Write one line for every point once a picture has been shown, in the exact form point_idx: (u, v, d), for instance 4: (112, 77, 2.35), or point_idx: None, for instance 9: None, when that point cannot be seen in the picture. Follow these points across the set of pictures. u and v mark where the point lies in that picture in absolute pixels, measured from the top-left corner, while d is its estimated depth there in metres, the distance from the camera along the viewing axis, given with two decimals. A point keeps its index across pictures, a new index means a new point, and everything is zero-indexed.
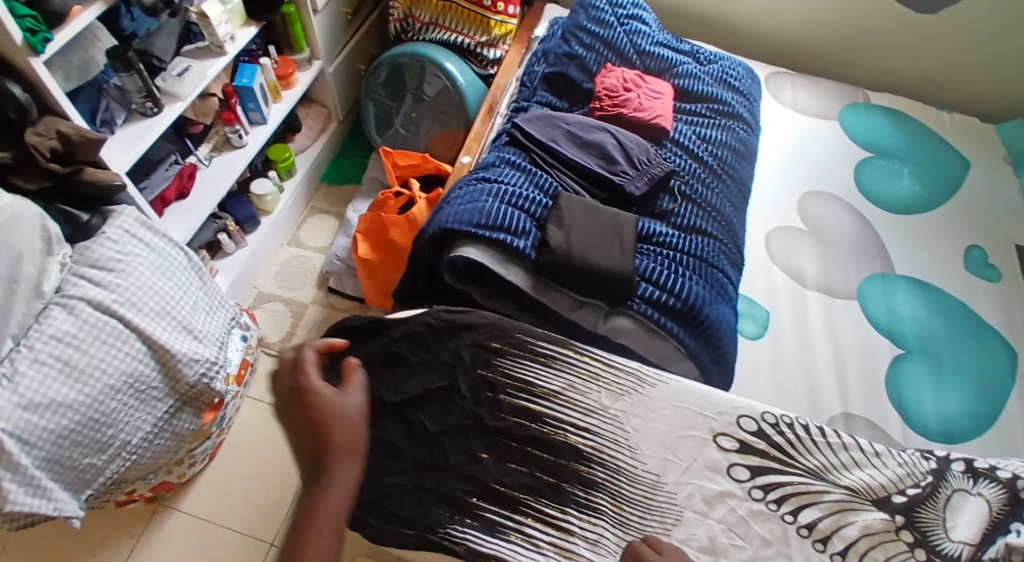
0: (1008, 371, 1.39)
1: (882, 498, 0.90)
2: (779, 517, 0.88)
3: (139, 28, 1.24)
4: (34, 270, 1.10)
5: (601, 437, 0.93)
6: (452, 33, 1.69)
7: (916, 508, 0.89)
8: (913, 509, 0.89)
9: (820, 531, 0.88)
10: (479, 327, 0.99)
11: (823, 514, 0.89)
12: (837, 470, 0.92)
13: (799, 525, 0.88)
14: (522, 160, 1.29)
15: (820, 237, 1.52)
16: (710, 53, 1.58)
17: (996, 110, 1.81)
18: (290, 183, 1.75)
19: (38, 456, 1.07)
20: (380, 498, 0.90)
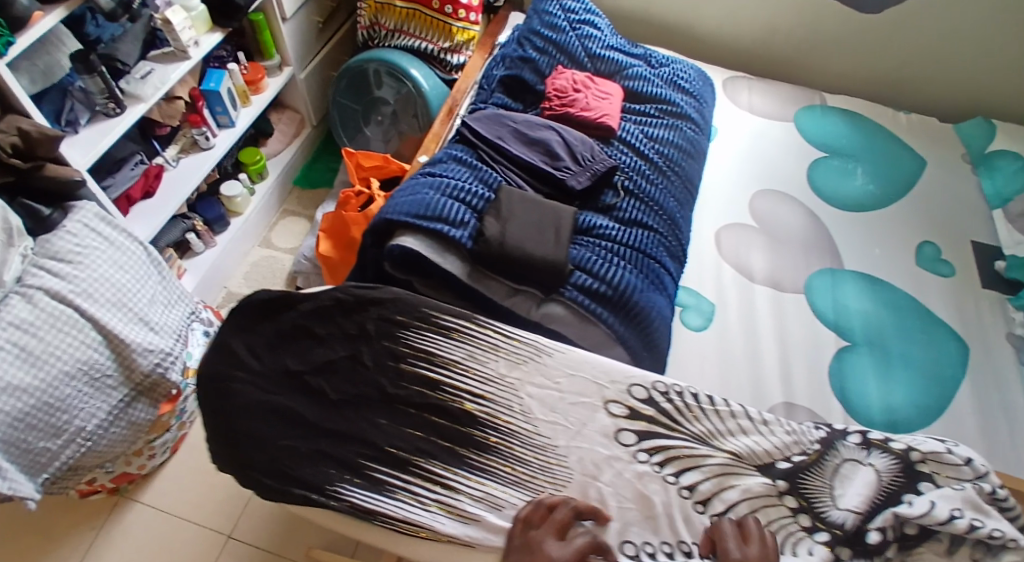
0: (956, 363, 1.40)
1: (766, 464, 0.90)
2: (662, 478, 0.89)
3: (103, 34, 1.32)
4: None
5: (497, 404, 0.93)
6: (415, 39, 1.72)
7: (800, 475, 0.90)
8: (798, 476, 0.90)
9: (702, 493, 0.88)
10: (388, 303, 0.99)
11: (704, 477, 0.89)
12: (721, 436, 0.92)
13: (680, 487, 0.88)
14: (469, 156, 1.33)
15: (769, 233, 1.54)
16: (663, 57, 1.63)
17: (952, 109, 1.84)
18: (261, 186, 1.81)
19: None
20: (277, 461, 0.90)
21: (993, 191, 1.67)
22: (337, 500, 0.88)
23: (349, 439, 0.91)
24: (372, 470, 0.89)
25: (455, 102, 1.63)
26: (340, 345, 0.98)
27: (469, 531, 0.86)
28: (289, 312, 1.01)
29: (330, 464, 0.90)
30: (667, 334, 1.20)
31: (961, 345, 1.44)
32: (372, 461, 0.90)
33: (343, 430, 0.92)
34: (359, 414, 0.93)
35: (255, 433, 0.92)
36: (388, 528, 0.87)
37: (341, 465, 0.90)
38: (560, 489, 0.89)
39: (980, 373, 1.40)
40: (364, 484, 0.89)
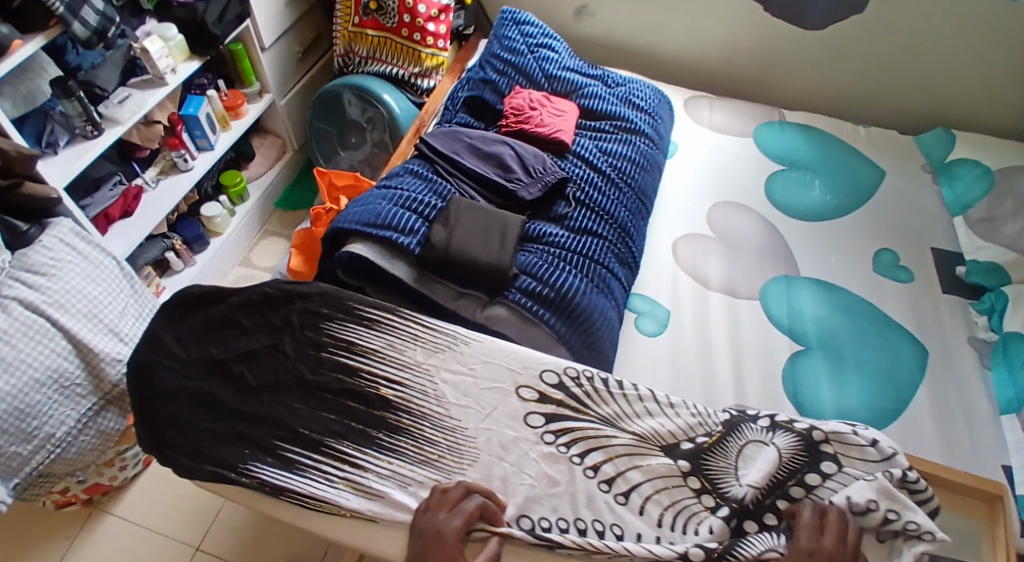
0: (912, 367, 1.40)
1: (669, 445, 0.96)
2: (568, 459, 0.95)
3: (83, 62, 1.38)
4: None
5: (411, 389, 1.00)
6: (388, 66, 1.75)
7: (703, 456, 0.95)
8: (700, 456, 0.96)
9: (605, 473, 0.94)
10: (314, 296, 1.06)
11: (606, 458, 0.95)
12: (628, 418, 0.99)
13: (585, 467, 0.95)
14: (425, 170, 1.38)
15: (726, 242, 1.57)
16: (619, 77, 1.70)
17: (910, 122, 1.88)
18: (241, 208, 1.87)
19: None
20: (194, 442, 0.96)
21: (953, 198, 1.67)
22: (247, 477, 0.93)
23: (264, 422, 0.97)
24: (285, 451, 0.95)
25: (422, 122, 1.67)
26: (264, 336, 1.04)
27: (373, 506, 0.92)
28: (216, 306, 1.07)
29: (244, 446, 0.96)
30: (611, 336, 1.24)
31: (919, 350, 1.43)
32: (286, 442, 0.96)
33: (259, 413, 0.98)
34: (278, 399, 0.99)
35: (175, 415, 0.98)
36: (295, 504, 0.93)
37: (255, 447, 0.96)
38: (464, 469, 0.95)
39: (936, 380, 1.39)
40: (276, 463, 0.95)
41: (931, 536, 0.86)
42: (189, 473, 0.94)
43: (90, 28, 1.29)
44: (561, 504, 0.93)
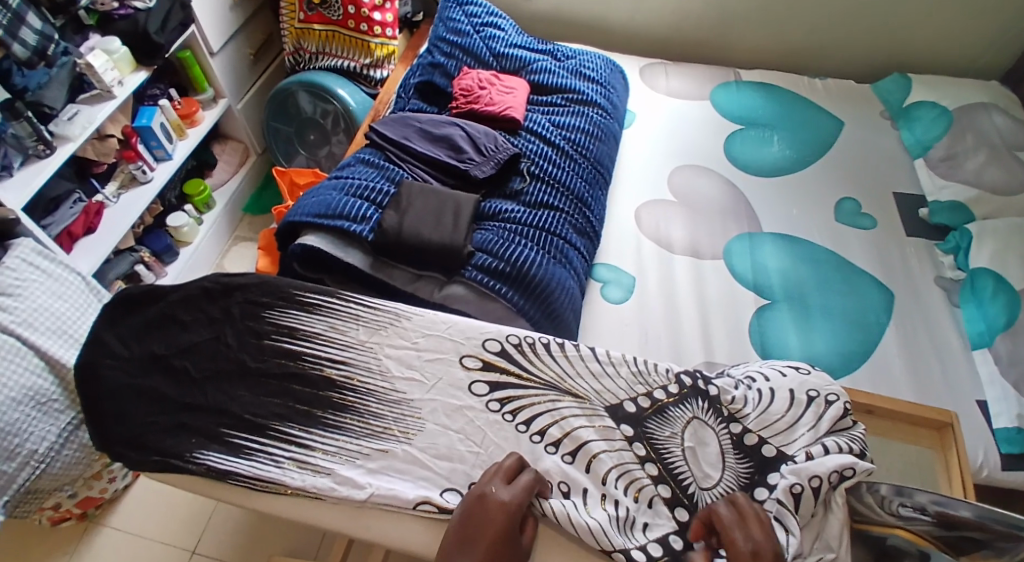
0: (879, 307, 1.37)
1: (616, 407, 1.00)
2: (513, 425, 0.97)
3: (29, 82, 1.34)
4: None
5: (356, 368, 1.03)
6: (338, 59, 1.75)
7: (645, 422, 0.99)
8: (644, 423, 0.99)
9: (551, 436, 0.97)
10: (254, 286, 1.10)
11: (551, 422, 0.98)
12: (572, 380, 1.02)
13: (531, 433, 0.97)
14: (377, 157, 1.39)
15: (688, 205, 1.54)
16: (569, 50, 1.71)
17: (866, 70, 1.88)
18: (209, 215, 1.88)
19: None
20: (137, 434, 0.98)
21: (914, 141, 1.64)
22: (194, 464, 0.95)
23: (208, 410, 1.00)
24: (231, 437, 0.97)
25: (377, 112, 1.66)
26: (203, 329, 1.07)
27: (319, 483, 0.93)
28: (155, 304, 1.10)
29: (191, 435, 0.98)
30: (572, 308, 1.25)
31: (885, 294, 1.39)
32: (231, 429, 0.98)
33: (203, 402, 1.00)
34: (221, 388, 1.02)
35: (121, 410, 1.00)
36: (242, 486, 0.94)
37: (201, 435, 0.98)
38: (410, 440, 0.97)
39: (903, 318, 1.36)
40: (222, 450, 0.96)
41: (851, 472, 0.90)
42: (136, 466, 0.96)
43: (30, 48, 1.31)
44: None
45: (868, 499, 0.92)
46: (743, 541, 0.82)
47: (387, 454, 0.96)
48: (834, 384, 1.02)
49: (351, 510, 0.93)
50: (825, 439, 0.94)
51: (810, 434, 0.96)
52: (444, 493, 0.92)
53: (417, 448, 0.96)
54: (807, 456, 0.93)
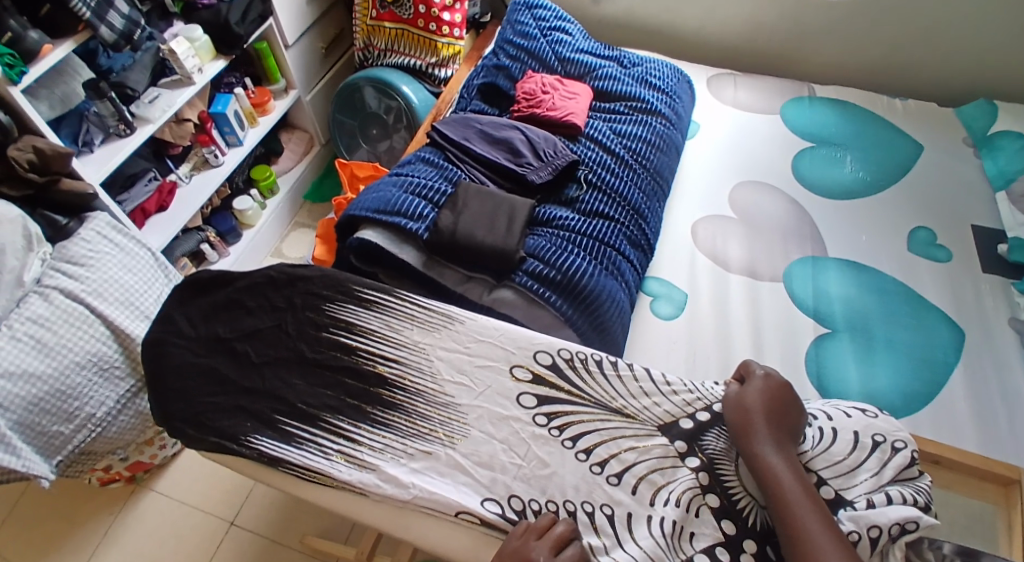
0: (947, 346, 1.30)
1: (667, 425, 0.98)
2: (559, 442, 0.97)
3: (115, 64, 1.45)
4: (17, 264, 1.22)
5: (406, 368, 1.04)
6: (405, 57, 1.77)
7: (701, 436, 0.97)
8: (700, 436, 0.97)
9: (598, 456, 0.96)
10: (316, 279, 1.12)
11: (598, 441, 0.97)
12: (619, 398, 1.01)
13: (576, 451, 0.96)
14: (437, 157, 1.40)
15: (749, 223, 1.50)
16: (636, 57, 1.69)
17: (950, 94, 1.78)
18: (272, 200, 1.93)
19: (11, 419, 1.17)
20: (197, 412, 1.02)
21: (996, 170, 1.55)
22: (247, 448, 0.98)
23: (263, 395, 1.03)
24: (283, 424, 1.00)
25: (438, 111, 1.66)
26: (265, 316, 1.10)
27: (364, 478, 0.95)
28: (224, 288, 1.14)
29: (246, 419, 1.01)
30: (620, 321, 1.23)
31: (954, 331, 1.32)
32: (284, 416, 1.01)
33: (259, 387, 1.03)
34: (277, 375, 1.04)
35: (183, 388, 1.05)
36: (292, 474, 0.97)
37: (256, 419, 1.01)
38: (455, 444, 0.97)
39: (973, 361, 1.28)
40: (275, 436, 0.99)
41: (914, 526, 0.86)
42: (192, 443, 1.00)
43: (116, 32, 1.35)
44: (554, 479, 0.94)
45: (928, 556, 0.87)
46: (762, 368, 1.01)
47: (431, 456, 0.96)
48: (901, 431, 0.97)
49: (393, 507, 0.94)
50: (888, 488, 0.90)
51: (872, 480, 0.91)
52: (484, 502, 0.93)
53: (461, 453, 0.97)
54: (869, 504, 0.88)
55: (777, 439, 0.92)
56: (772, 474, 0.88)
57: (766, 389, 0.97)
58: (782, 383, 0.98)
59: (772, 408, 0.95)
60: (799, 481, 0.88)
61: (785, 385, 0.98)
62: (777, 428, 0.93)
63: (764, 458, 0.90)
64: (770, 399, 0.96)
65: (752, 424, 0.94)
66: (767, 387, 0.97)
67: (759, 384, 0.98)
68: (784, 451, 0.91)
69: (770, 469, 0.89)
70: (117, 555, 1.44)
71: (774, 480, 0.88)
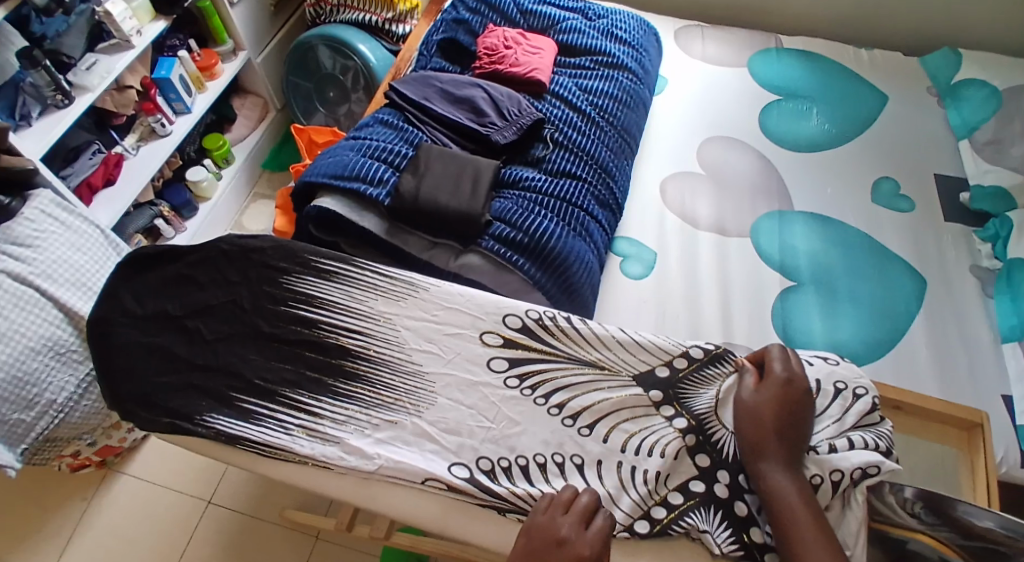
0: (910, 296, 1.31)
1: (643, 375, 0.98)
2: (530, 400, 0.96)
3: (48, 30, 1.35)
4: None
5: (372, 338, 1.01)
6: (359, 12, 1.69)
7: (679, 385, 0.97)
8: (677, 385, 0.98)
9: (572, 408, 0.96)
10: (270, 251, 1.08)
11: (572, 396, 0.97)
12: (592, 352, 1.00)
13: (549, 406, 0.96)
14: (396, 119, 1.35)
15: (716, 177, 1.49)
16: (601, 9, 1.64)
17: (916, 42, 1.77)
18: (227, 170, 1.86)
19: None
20: (149, 393, 0.99)
21: (960, 121, 1.55)
22: (203, 427, 0.95)
23: (219, 373, 1.00)
24: (240, 401, 0.97)
25: (398, 70, 1.58)
26: (220, 292, 1.06)
27: (327, 451, 0.93)
28: (174, 264, 1.10)
29: (201, 398, 0.98)
30: (590, 283, 1.22)
31: (917, 280, 1.34)
32: (241, 393, 0.98)
33: (214, 364, 1.00)
34: (234, 352, 1.01)
35: (133, 369, 1.01)
36: (251, 451, 0.94)
37: (212, 397, 0.98)
38: (421, 412, 0.96)
39: (935, 309, 1.30)
40: (232, 414, 0.96)
41: (876, 470, 0.87)
42: (146, 425, 0.96)
43: None
44: (523, 439, 0.94)
45: (890, 500, 0.89)
46: (781, 369, 0.93)
47: (396, 425, 0.95)
48: (863, 377, 0.99)
49: (358, 480, 0.93)
50: (850, 433, 0.91)
51: (836, 426, 0.92)
52: (452, 467, 0.92)
53: (426, 422, 0.95)
54: (831, 448, 0.89)
55: (788, 459, 0.86)
56: (781, 496, 0.83)
57: (784, 397, 0.90)
58: (799, 391, 0.91)
59: (787, 417, 0.89)
60: (806, 501, 0.83)
61: (803, 394, 0.91)
62: (788, 440, 0.87)
63: (775, 478, 0.84)
64: (786, 410, 0.89)
65: (766, 437, 0.87)
66: (784, 395, 0.90)
67: (773, 391, 0.91)
68: (794, 467, 0.86)
69: (779, 489, 0.84)
70: (91, 541, 1.42)
71: (779, 501, 0.83)
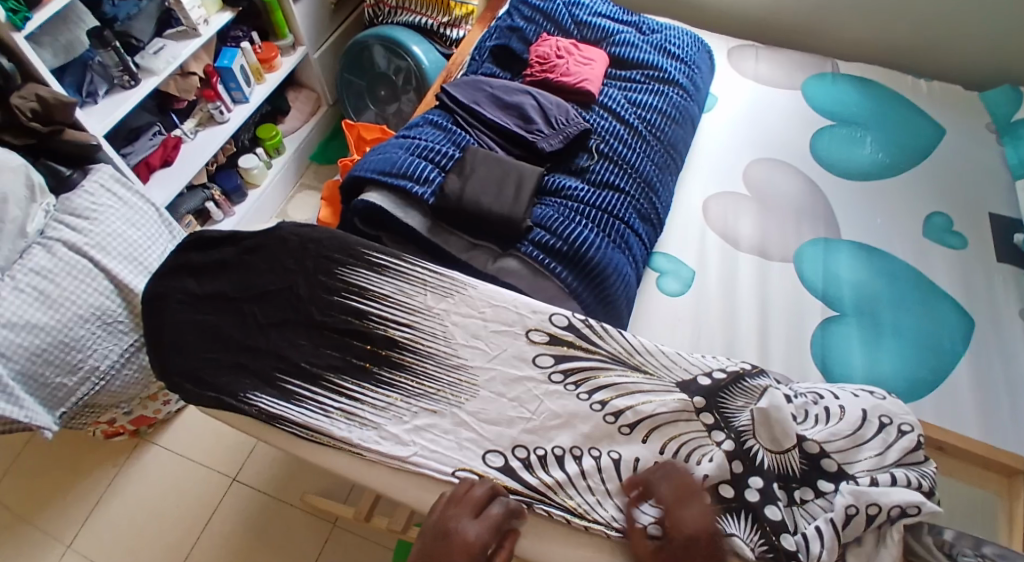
0: (956, 335, 1.28)
1: (687, 382, 0.98)
2: (574, 395, 0.97)
3: (119, 12, 1.42)
4: (20, 214, 1.20)
5: (420, 331, 1.03)
6: (418, 16, 1.73)
7: (718, 394, 0.97)
8: (717, 394, 0.97)
9: (614, 407, 0.96)
10: (327, 241, 1.11)
11: (615, 394, 0.97)
12: (636, 358, 1.01)
13: (592, 401, 0.96)
14: (445, 120, 1.37)
15: (761, 199, 1.47)
16: (655, 24, 1.64)
17: (977, 76, 1.72)
18: (278, 160, 1.91)
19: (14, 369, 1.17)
20: (196, 368, 1.02)
21: (1017, 159, 1.51)
22: (246, 405, 0.98)
23: (264, 354, 1.02)
24: (283, 382, 0.99)
25: (450, 73, 1.61)
26: (271, 276, 1.09)
27: (365, 435, 0.95)
28: (229, 246, 1.13)
29: (246, 376, 1.01)
30: (626, 295, 1.22)
31: (965, 320, 1.30)
32: (285, 374, 1.00)
33: (261, 345, 1.03)
34: (281, 336, 1.04)
35: (183, 344, 1.04)
36: (290, 432, 0.96)
37: (255, 377, 1.00)
38: (462, 404, 0.97)
39: (981, 349, 1.26)
40: (274, 394, 0.99)
41: (916, 511, 0.83)
42: (191, 398, 1.00)
43: None
44: (558, 446, 0.94)
45: (927, 540, 0.86)
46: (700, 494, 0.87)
47: (437, 414, 0.96)
48: (908, 415, 0.96)
49: (392, 470, 0.94)
50: (892, 469, 0.89)
51: (875, 460, 0.91)
52: (487, 456, 0.93)
53: (462, 420, 0.96)
54: (873, 482, 0.87)
55: None
56: None
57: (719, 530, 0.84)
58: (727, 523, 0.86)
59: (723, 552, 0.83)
60: None
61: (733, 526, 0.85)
62: None
63: None
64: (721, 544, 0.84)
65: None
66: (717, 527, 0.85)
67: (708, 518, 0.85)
68: None
69: None
70: (120, 508, 1.46)
71: None
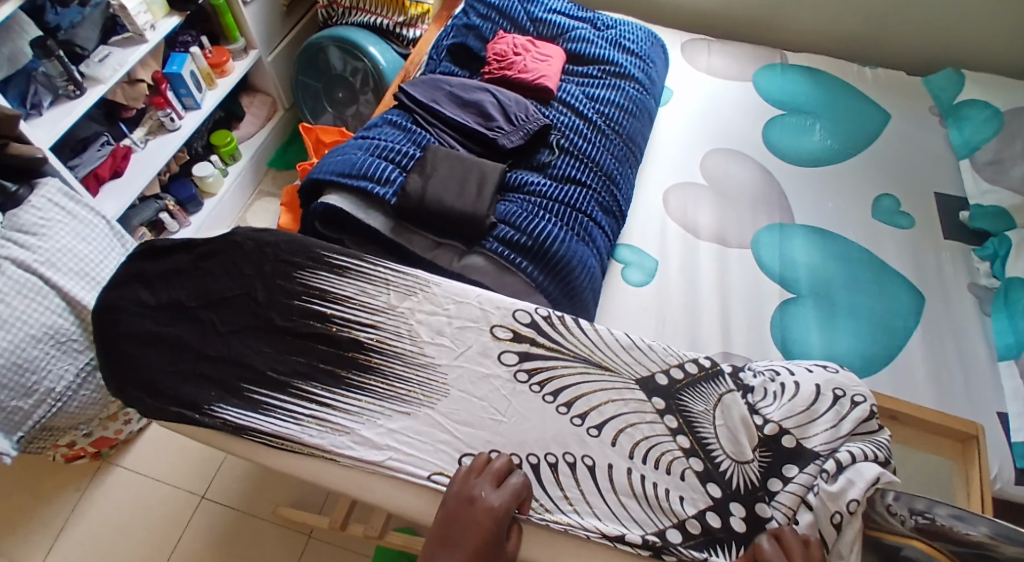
0: (907, 311, 1.32)
1: (645, 379, 1.00)
2: (541, 397, 0.97)
3: (63, 21, 1.36)
4: None
5: (385, 331, 1.02)
6: (372, 16, 1.71)
7: (678, 395, 0.99)
8: (676, 396, 0.99)
9: (579, 409, 0.97)
10: (285, 245, 1.09)
11: (578, 395, 0.98)
12: (601, 351, 1.02)
13: (558, 405, 0.97)
14: (404, 120, 1.37)
15: (718, 189, 1.50)
16: (609, 20, 1.66)
17: (918, 62, 1.79)
18: (233, 167, 1.87)
19: None
20: (156, 380, 0.99)
21: (960, 140, 1.57)
22: (211, 417, 0.96)
23: (228, 363, 1.00)
24: (249, 392, 0.98)
25: (408, 73, 1.60)
26: (231, 283, 1.07)
27: (336, 441, 0.94)
28: (186, 255, 1.10)
29: (210, 387, 0.99)
30: (591, 287, 1.23)
31: (916, 297, 1.35)
32: (251, 384, 0.99)
33: (223, 354, 1.01)
34: (245, 344, 1.02)
35: (142, 357, 1.02)
36: (259, 442, 0.95)
37: (220, 388, 0.98)
38: (433, 404, 0.97)
39: (932, 325, 1.31)
40: (240, 405, 0.97)
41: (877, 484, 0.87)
42: (153, 412, 0.97)
43: None
44: (529, 440, 0.94)
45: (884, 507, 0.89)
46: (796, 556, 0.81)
47: (408, 416, 0.96)
48: (862, 387, 1.00)
49: (364, 473, 0.93)
50: (847, 442, 0.92)
51: (831, 432, 0.94)
52: (463, 457, 0.93)
53: (432, 419, 0.96)
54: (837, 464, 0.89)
55: None
56: None
57: None
58: None
59: None
60: None
61: None
62: None
63: None
64: None
65: None
66: None
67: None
68: None
69: None
70: (84, 533, 1.41)
71: None
